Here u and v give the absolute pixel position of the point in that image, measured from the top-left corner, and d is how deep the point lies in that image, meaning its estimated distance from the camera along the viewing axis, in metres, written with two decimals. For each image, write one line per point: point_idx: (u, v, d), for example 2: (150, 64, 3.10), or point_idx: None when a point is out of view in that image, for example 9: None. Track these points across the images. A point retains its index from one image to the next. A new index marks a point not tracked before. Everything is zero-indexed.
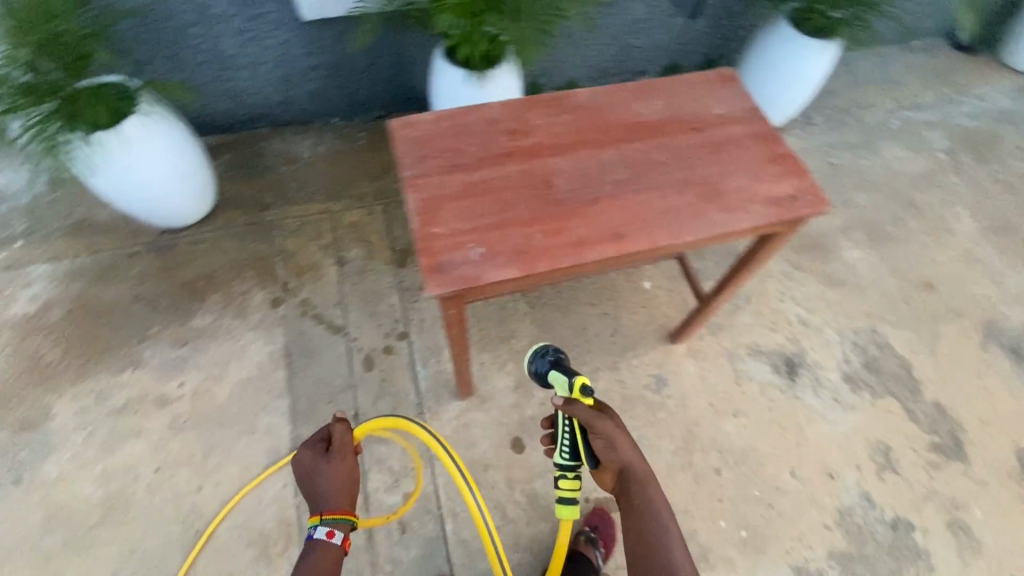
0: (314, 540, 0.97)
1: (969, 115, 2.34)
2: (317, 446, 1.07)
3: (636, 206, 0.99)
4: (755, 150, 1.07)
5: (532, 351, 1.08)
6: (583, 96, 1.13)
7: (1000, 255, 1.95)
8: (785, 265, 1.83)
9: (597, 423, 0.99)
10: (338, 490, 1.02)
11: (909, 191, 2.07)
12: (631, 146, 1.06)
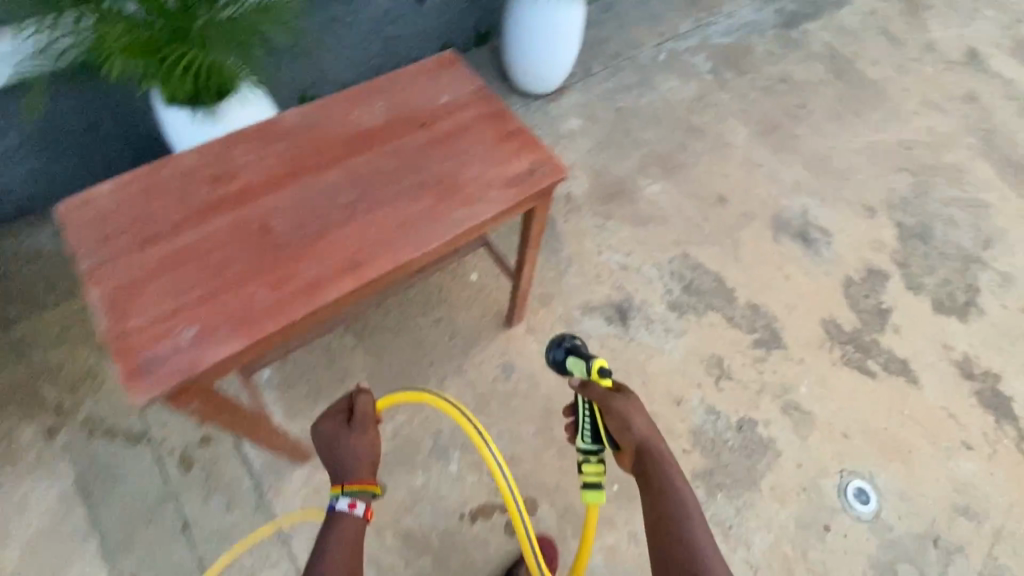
0: (337, 510, 0.98)
1: (722, 33, 2.56)
2: (338, 417, 1.11)
3: (360, 232, 1.00)
4: (483, 133, 1.08)
5: (551, 343, 1.24)
6: (293, 120, 1.10)
7: (773, 153, 2.16)
8: (595, 221, 1.93)
9: (613, 398, 1.08)
10: (357, 462, 1.05)
11: (688, 117, 2.23)
12: (350, 165, 1.06)
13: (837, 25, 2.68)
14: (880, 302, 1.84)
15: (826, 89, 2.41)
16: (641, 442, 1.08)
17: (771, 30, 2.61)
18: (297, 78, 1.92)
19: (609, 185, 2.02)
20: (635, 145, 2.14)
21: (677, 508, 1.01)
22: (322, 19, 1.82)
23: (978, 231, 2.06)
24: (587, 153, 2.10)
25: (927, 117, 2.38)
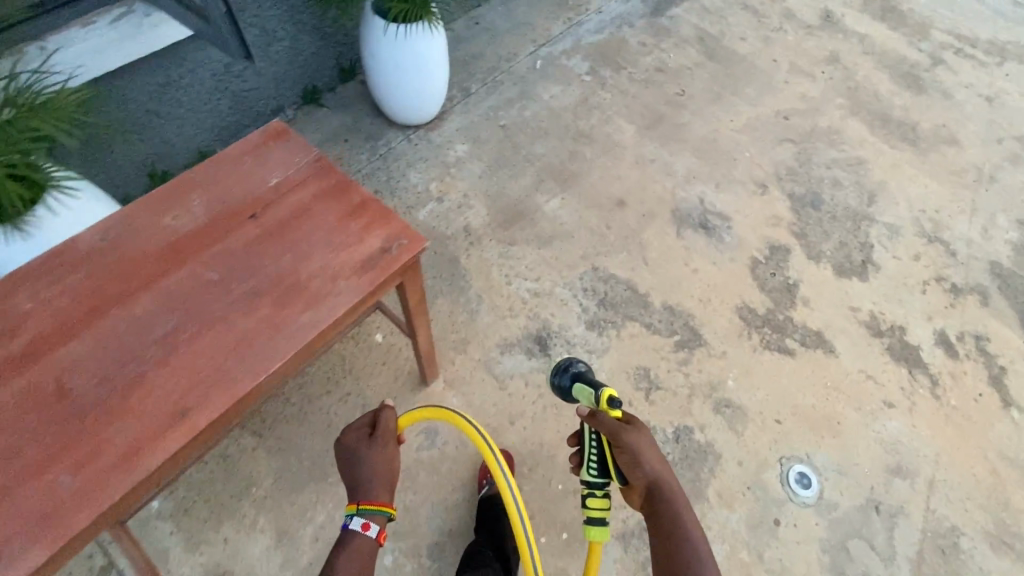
0: (350, 530, 0.93)
1: (594, 30, 2.54)
2: (361, 431, 1.08)
3: (198, 354, 0.95)
4: (322, 218, 1.08)
5: (556, 366, 1.15)
6: (109, 240, 1.05)
7: (662, 146, 2.16)
8: (499, 249, 1.84)
9: (623, 432, 0.96)
10: (378, 479, 1.01)
11: (574, 123, 2.19)
12: (180, 279, 1.01)
13: (701, 7, 2.73)
14: (787, 278, 1.87)
15: (701, 72, 2.45)
16: (653, 479, 0.97)
17: (640, 20, 2.61)
18: (140, 154, 1.71)
19: (507, 208, 1.94)
20: (527, 160, 2.07)
21: (685, 551, 0.92)
22: (153, 88, 1.61)
23: (861, 188, 2.14)
24: (479, 178, 2.00)
25: (797, 84, 2.46)
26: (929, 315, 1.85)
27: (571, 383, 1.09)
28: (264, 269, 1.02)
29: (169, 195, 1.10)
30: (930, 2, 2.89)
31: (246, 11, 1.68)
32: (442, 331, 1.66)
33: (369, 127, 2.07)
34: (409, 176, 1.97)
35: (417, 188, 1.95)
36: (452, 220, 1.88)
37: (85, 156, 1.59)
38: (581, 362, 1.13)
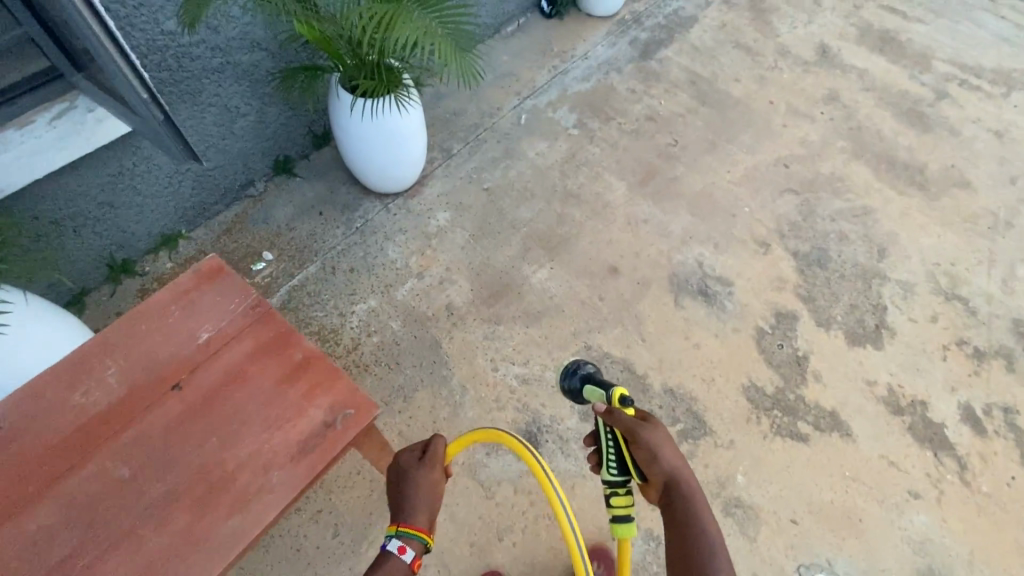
0: (386, 551, 0.91)
1: (580, 78, 2.43)
2: (414, 452, 1.06)
3: (116, 557, 0.91)
4: (257, 384, 1.05)
5: (565, 368, 1.11)
6: (20, 415, 1.00)
7: (655, 205, 2.04)
8: (483, 330, 1.70)
9: (638, 428, 0.94)
10: (422, 504, 0.98)
11: (562, 183, 2.07)
12: (98, 463, 0.97)
13: (691, 47, 2.63)
14: (795, 349, 1.73)
15: (694, 119, 2.34)
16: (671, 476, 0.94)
17: (628, 65, 2.51)
18: (96, 246, 1.61)
19: (492, 282, 1.81)
20: (512, 226, 1.95)
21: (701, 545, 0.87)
22: (103, 179, 1.51)
23: (870, 242, 2.00)
24: (462, 248, 1.88)
25: (796, 128, 2.34)
26: (951, 386, 1.71)
27: (580, 385, 1.05)
28: (189, 441, 1.00)
29: (88, 357, 1.06)
30: (930, 30, 2.77)
31: (204, 91, 1.57)
32: (423, 431, 1.52)
33: (344, 196, 1.95)
34: (387, 251, 1.84)
35: (395, 264, 1.82)
36: (433, 298, 1.75)
37: (33, 255, 1.49)
38: (590, 363, 1.09)
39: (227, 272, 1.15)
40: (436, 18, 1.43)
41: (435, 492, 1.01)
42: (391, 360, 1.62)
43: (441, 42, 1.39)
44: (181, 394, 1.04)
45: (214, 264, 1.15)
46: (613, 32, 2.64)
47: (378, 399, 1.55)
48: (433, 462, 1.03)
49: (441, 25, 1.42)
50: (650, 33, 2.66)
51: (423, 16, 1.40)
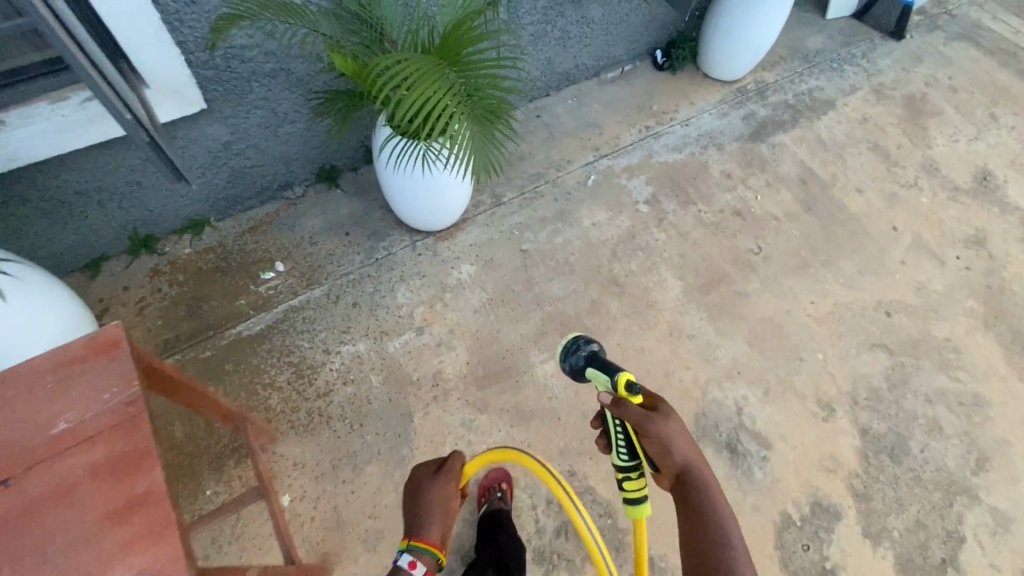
0: (399, 565, 1.00)
1: (672, 147, 2.15)
2: (429, 466, 1.17)
3: None
4: (78, 516, 0.69)
5: (561, 349, 0.97)
6: None
7: (709, 320, 1.74)
8: (463, 415, 1.52)
9: (649, 424, 0.86)
10: (433, 520, 1.09)
11: (608, 266, 1.83)
12: None
13: (815, 138, 2.25)
14: (822, 558, 1.40)
15: (790, 226, 1.98)
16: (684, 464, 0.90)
17: (732, 144, 2.19)
18: (122, 219, 1.62)
19: (492, 361, 1.61)
20: (539, 301, 1.74)
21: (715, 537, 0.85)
22: (135, 161, 1.50)
23: (969, 445, 1.58)
24: (474, 313, 1.70)
25: (916, 268, 1.92)
26: None
27: (583, 366, 0.92)
28: None
29: None
30: None
31: (252, 93, 1.51)
32: (359, 512, 1.38)
33: (376, 222, 1.84)
34: (397, 294, 1.71)
35: (400, 311, 1.68)
36: (424, 362, 1.59)
37: (58, 218, 1.52)
38: (594, 342, 0.95)
39: (127, 340, 0.80)
40: (470, 98, 1.31)
41: (447, 504, 1.12)
42: (356, 419, 1.49)
43: (465, 131, 1.29)
44: (4, 497, 0.69)
45: (115, 332, 0.80)
46: (727, 101, 2.32)
47: (328, 460, 1.44)
48: (448, 472, 1.15)
49: (470, 110, 1.30)
50: (771, 112, 2.31)
51: (455, 94, 1.29)
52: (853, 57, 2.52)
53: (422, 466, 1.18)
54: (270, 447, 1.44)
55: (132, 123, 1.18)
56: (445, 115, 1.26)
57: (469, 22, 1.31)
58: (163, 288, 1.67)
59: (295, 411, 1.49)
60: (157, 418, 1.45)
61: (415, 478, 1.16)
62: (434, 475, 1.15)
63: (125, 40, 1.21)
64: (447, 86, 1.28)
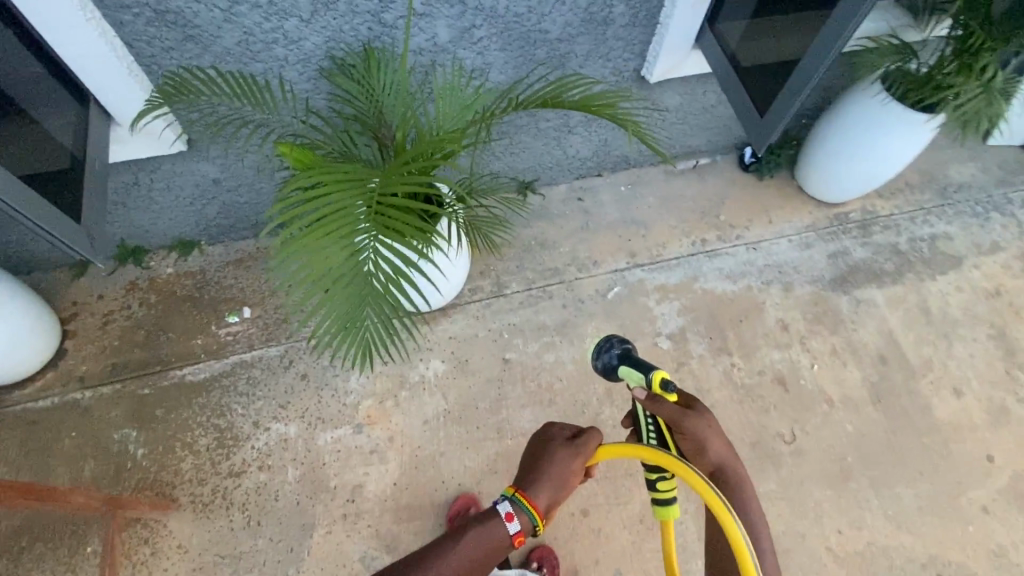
0: (497, 509, 0.86)
1: (726, 273, 1.79)
2: (564, 430, 0.93)
3: None
4: None
5: (593, 348, 0.92)
6: None
7: (693, 514, 1.43)
8: (367, 548, 1.35)
9: (687, 421, 0.84)
10: (550, 486, 0.87)
11: (596, 409, 1.54)
12: None
13: (918, 303, 1.77)
14: None
15: (844, 417, 1.57)
16: (719, 464, 0.88)
17: (805, 287, 1.78)
18: (108, 230, 1.59)
19: (421, 490, 1.41)
20: (500, 430, 1.51)
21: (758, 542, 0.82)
22: (118, 184, 1.44)
23: None
24: (423, 423, 1.49)
25: (1001, 525, 1.45)
26: None
27: (617, 365, 0.88)
28: None
29: None
30: None
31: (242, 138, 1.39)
32: None
33: None
34: (350, 377, 1.54)
35: (347, 399, 1.51)
36: (349, 468, 1.42)
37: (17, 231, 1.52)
38: (625, 339, 0.92)
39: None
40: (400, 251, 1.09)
41: (568, 479, 0.89)
42: (257, 514, 1.37)
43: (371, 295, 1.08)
44: None
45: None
46: (816, 228, 1.89)
47: (213, 552, 1.32)
48: (581, 448, 0.90)
49: (394, 267, 1.08)
50: (870, 255, 1.85)
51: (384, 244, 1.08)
52: (1008, 203, 1.96)
53: (556, 428, 0.94)
54: (161, 519, 1.35)
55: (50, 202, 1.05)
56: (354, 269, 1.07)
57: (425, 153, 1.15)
58: (131, 305, 1.62)
59: (202, 483, 1.39)
60: (74, 449, 1.42)
61: (545, 440, 0.93)
62: (566, 445, 0.91)
63: (92, 82, 1.11)
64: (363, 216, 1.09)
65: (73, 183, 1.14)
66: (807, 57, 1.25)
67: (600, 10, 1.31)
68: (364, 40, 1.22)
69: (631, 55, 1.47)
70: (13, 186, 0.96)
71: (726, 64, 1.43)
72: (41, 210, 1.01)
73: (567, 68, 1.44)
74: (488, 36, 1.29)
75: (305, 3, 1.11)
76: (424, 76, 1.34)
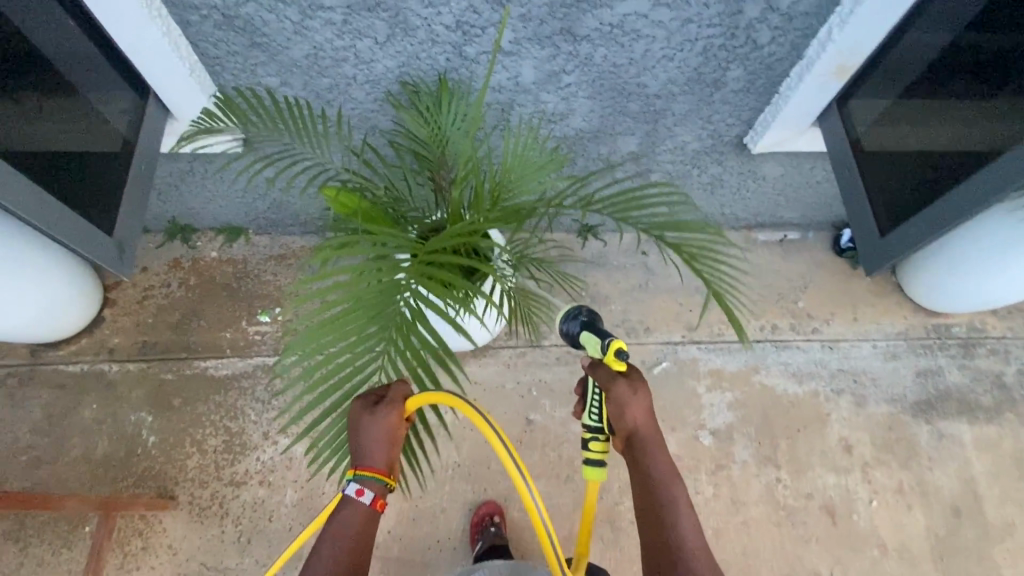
0: (343, 497, 0.85)
1: (792, 370, 1.59)
2: (374, 391, 0.89)
3: None
4: None
5: (561, 313, 0.96)
6: None
7: None
8: None
9: (612, 390, 0.85)
10: (382, 449, 0.86)
11: (614, 498, 1.43)
12: None
13: (1011, 453, 1.52)
14: None
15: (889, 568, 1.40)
16: (635, 428, 0.88)
17: (880, 405, 1.56)
18: (160, 206, 1.56)
19: (416, 544, 1.36)
20: (508, 495, 1.41)
21: (670, 499, 0.87)
22: (175, 169, 1.40)
23: None
24: (430, 472, 1.41)
25: None
26: None
27: (578, 331, 0.91)
28: None
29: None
30: None
31: None
32: None
33: None
34: None
35: None
36: None
37: None
38: (588, 307, 0.94)
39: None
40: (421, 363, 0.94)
41: (397, 432, 0.87)
42: (249, 531, 1.34)
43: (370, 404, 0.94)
44: None
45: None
46: (908, 338, 1.65)
47: (200, 560, 1.31)
48: (390, 408, 0.87)
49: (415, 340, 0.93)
50: (967, 382, 1.60)
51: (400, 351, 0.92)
52: None
53: (359, 396, 0.88)
54: (157, 515, 1.34)
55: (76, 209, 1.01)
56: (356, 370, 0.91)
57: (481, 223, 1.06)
58: (171, 284, 1.61)
59: (203, 486, 1.38)
60: (92, 422, 1.43)
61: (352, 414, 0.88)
62: (372, 407, 0.87)
63: (157, 82, 1.06)
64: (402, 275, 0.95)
65: (111, 187, 1.09)
66: (972, 181, 1.03)
67: (712, 71, 1.13)
68: (440, 70, 1.10)
69: (737, 120, 1.28)
70: (31, 199, 0.92)
71: (851, 163, 1.20)
72: (60, 221, 0.97)
73: (660, 124, 1.28)
74: (577, 82, 1.14)
75: (382, 26, 1.00)
76: (499, 112, 1.21)
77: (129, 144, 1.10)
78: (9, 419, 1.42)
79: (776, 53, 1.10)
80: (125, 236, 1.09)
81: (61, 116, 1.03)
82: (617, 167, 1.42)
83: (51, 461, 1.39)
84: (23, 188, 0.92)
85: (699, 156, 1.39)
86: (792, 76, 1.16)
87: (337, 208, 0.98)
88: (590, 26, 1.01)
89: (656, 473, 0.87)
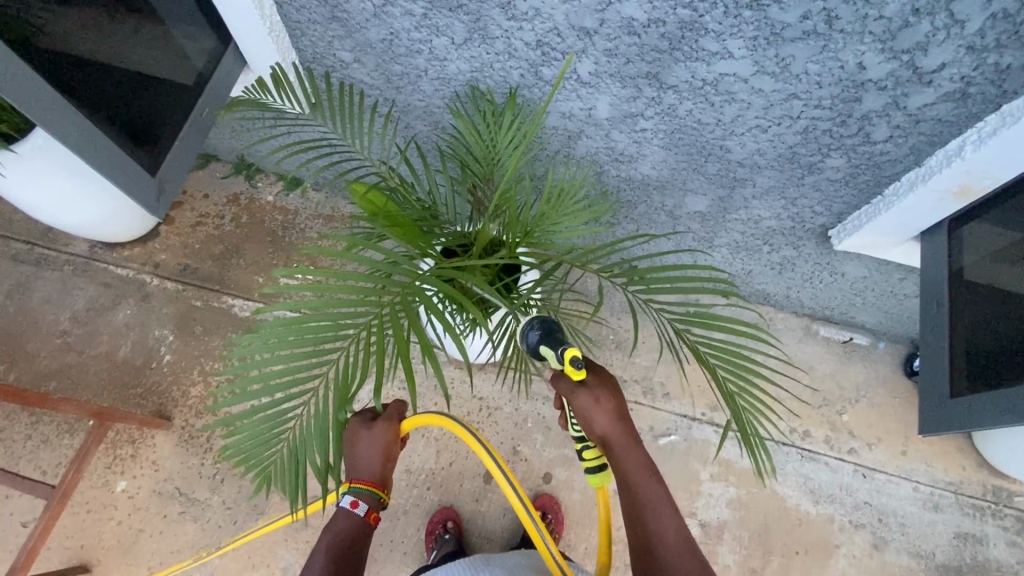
0: (340, 508, 0.96)
1: (812, 487, 1.44)
2: (365, 412, 1.02)
3: None
4: None
5: (522, 326, 1.00)
6: None
7: None
8: (295, 560, 1.36)
9: (575, 399, 0.92)
10: (374, 462, 0.98)
11: (576, 558, 1.38)
12: None
13: None
14: None
15: None
16: (606, 436, 0.92)
17: (899, 555, 1.40)
18: (231, 146, 1.58)
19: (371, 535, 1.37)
20: (472, 519, 1.39)
21: (648, 497, 0.91)
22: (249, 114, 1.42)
23: None
24: (405, 471, 1.40)
25: None
26: None
27: (535, 343, 0.95)
28: None
29: None
30: None
31: None
32: (150, 554, 1.35)
33: None
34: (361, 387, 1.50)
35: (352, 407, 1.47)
36: None
37: None
38: (543, 316, 0.98)
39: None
40: (354, 405, 0.83)
41: (386, 447, 0.99)
42: (224, 473, 1.40)
43: (293, 414, 0.85)
44: None
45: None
46: (960, 493, 1.43)
47: (175, 484, 1.39)
48: (385, 423, 0.99)
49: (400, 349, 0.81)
50: (1011, 563, 1.39)
51: (337, 386, 0.81)
52: None
53: (358, 413, 1.02)
54: (151, 431, 1.42)
55: (126, 149, 1.09)
56: (288, 386, 0.83)
57: (510, 253, 1.03)
58: (224, 217, 1.63)
59: (197, 417, 1.44)
60: (123, 326, 1.52)
61: (349, 429, 1.00)
62: (369, 423, 1.00)
63: (235, 27, 1.08)
64: (421, 274, 0.92)
65: (167, 127, 1.16)
66: None
67: (809, 154, 0.99)
68: (512, 84, 1.03)
69: (825, 210, 1.13)
70: (82, 132, 0.99)
71: (939, 298, 1.06)
72: (115, 163, 1.06)
73: (736, 192, 1.15)
74: (653, 129, 1.04)
75: (461, 28, 0.95)
76: (564, 138, 1.13)
77: (202, 80, 1.16)
78: (55, 302, 1.53)
79: (890, 153, 0.95)
80: (166, 176, 1.18)
81: (152, 43, 1.09)
82: (679, 223, 1.31)
83: (80, 350, 1.50)
84: (71, 121, 0.97)
85: (774, 232, 1.24)
86: (902, 181, 1.01)
87: (363, 204, 0.97)
88: (679, 77, 0.91)
89: (631, 476, 0.91)
